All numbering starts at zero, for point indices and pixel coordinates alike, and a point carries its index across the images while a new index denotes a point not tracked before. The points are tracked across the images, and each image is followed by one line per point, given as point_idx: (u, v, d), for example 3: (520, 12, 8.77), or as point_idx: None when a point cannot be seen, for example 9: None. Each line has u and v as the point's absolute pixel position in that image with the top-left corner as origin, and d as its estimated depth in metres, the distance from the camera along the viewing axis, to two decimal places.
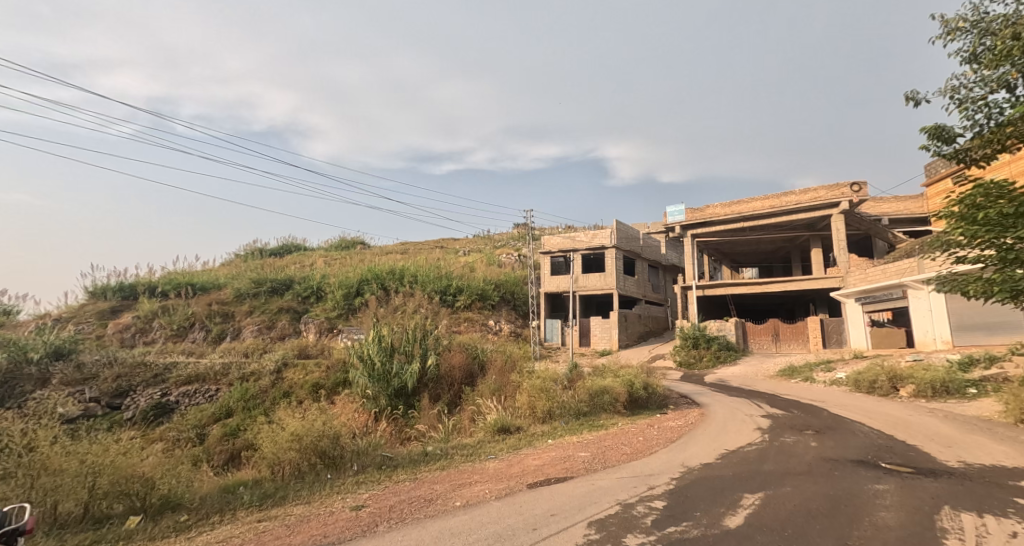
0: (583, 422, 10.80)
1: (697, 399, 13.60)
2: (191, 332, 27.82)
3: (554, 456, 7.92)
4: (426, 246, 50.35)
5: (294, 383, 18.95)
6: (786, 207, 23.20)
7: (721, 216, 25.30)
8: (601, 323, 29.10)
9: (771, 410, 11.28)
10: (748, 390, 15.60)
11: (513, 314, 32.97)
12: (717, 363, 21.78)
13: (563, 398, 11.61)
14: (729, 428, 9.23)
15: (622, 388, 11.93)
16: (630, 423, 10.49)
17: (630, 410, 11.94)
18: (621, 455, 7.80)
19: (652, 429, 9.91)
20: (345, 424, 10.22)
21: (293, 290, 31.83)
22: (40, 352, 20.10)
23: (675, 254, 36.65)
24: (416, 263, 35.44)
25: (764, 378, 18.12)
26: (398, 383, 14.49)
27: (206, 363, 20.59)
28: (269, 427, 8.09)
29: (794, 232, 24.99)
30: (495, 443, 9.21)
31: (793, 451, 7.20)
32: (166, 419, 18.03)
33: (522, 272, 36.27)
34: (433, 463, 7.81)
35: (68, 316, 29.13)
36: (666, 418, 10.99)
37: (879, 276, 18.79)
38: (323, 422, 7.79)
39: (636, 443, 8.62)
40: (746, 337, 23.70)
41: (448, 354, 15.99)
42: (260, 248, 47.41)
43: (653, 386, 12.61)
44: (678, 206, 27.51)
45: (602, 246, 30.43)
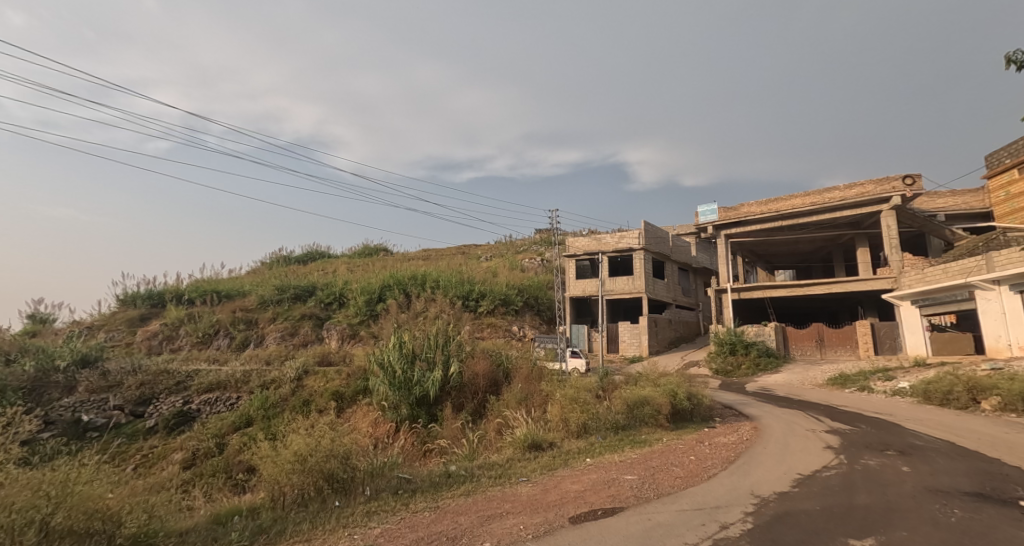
0: (623, 437, 9.73)
1: (744, 411, 12.36)
2: (216, 339, 27.51)
3: (595, 480, 6.88)
4: (449, 252, 49.72)
5: (314, 391, 18.23)
6: (830, 204, 21.72)
7: (757, 214, 23.90)
8: (630, 329, 27.88)
9: (834, 424, 10.04)
10: (798, 400, 14.29)
11: (538, 320, 31.93)
12: (757, 371, 20.42)
13: (600, 411, 10.56)
14: (795, 447, 8.05)
15: (664, 399, 10.79)
16: (676, 439, 9.39)
17: (674, 423, 10.80)
18: (674, 478, 6.74)
19: (702, 446, 8.78)
20: (363, 441, 9.33)
21: (316, 296, 31.39)
22: (66, 359, 19.88)
23: (706, 256, 35.13)
24: (438, 269, 34.69)
25: (813, 387, 16.76)
26: (420, 392, 13.70)
27: (227, 370, 20.05)
28: (276, 443, 7.27)
29: (837, 231, 23.45)
30: (526, 461, 8.22)
31: (886, 478, 6.02)
32: (187, 428, 17.47)
33: (546, 276, 35.20)
34: (456, 486, 6.87)
35: (98, 323, 29.22)
36: (715, 433, 9.82)
37: (940, 276, 17.23)
38: (334, 438, 6.92)
39: (688, 464, 7.51)
40: (787, 343, 22.26)
41: (472, 361, 15.00)
42: (286, 255, 47.40)
43: (698, 397, 11.45)
44: (710, 205, 26.24)
45: (630, 248, 29.26)
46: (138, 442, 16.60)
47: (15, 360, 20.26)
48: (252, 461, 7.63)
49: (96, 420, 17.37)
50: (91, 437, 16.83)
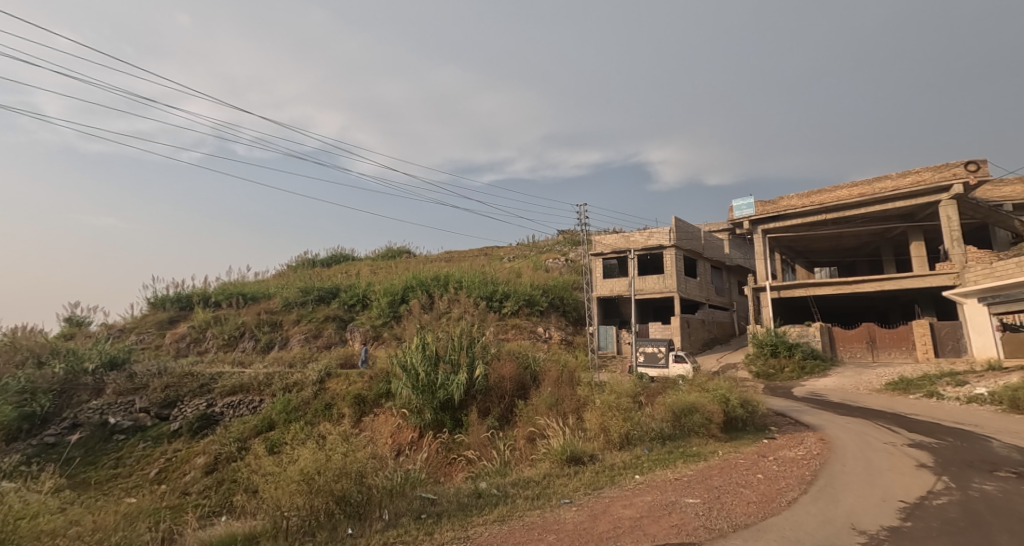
0: (671, 449, 8.69)
1: (801, 419, 11.15)
2: (241, 341, 27.16)
3: (650, 504, 5.88)
4: (471, 252, 48.93)
5: (337, 394, 17.48)
6: (881, 195, 20.23)
7: (798, 207, 22.53)
8: (662, 330, 26.70)
9: (915, 437, 8.82)
10: (857, 407, 12.99)
11: (564, 321, 30.84)
12: (802, 374, 19.07)
13: (643, 420, 9.55)
14: (880, 466, 6.88)
15: (716, 407, 9.66)
16: (733, 452, 8.33)
17: (726, 433, 9.66)
18: (746, 504, 5.68)
19: (768, 461, 7.67)
20: (383, 455, 8.46)
21: (340, 298, 30.84)
22: (95, 361, 19.63)
23: (740, 254, 33.56)
24: (462, 269, 33.92)
25: (869, 392, 15.41)
26: (444, 396, 12.87)
27: (251, 372, 19.54)
28: (287, 455, 6.54)
29: (888, 224, 21.86)
30: (566, 479, 7.23)
31: (1022, 511, 4.85)
32: (211, 431, 16.91)
33: (572, 276, 34.13)
34: (489, 510, 5.95)
35: (129, 326, 29.27)
36: (778, 445, 8.68)
37: (1011, 271, 15.66)
38: (350, 453, 6.15)
39: (760, 485, 6.42)
40: (833, 344, 20.82)
41: (497, 363, 14.01)
42: (311, 259, 47.23)
43: (752, 404, 10.30)
44: (746, 199, 24.93)
45: (660, 246, 28.05)
46: (162, 446, 16.10)
47: (45, 363, 20.11)
48: (264, 475, 6.82)
49: (123, 423, 16.94)
50: (117, 440, 16.41)
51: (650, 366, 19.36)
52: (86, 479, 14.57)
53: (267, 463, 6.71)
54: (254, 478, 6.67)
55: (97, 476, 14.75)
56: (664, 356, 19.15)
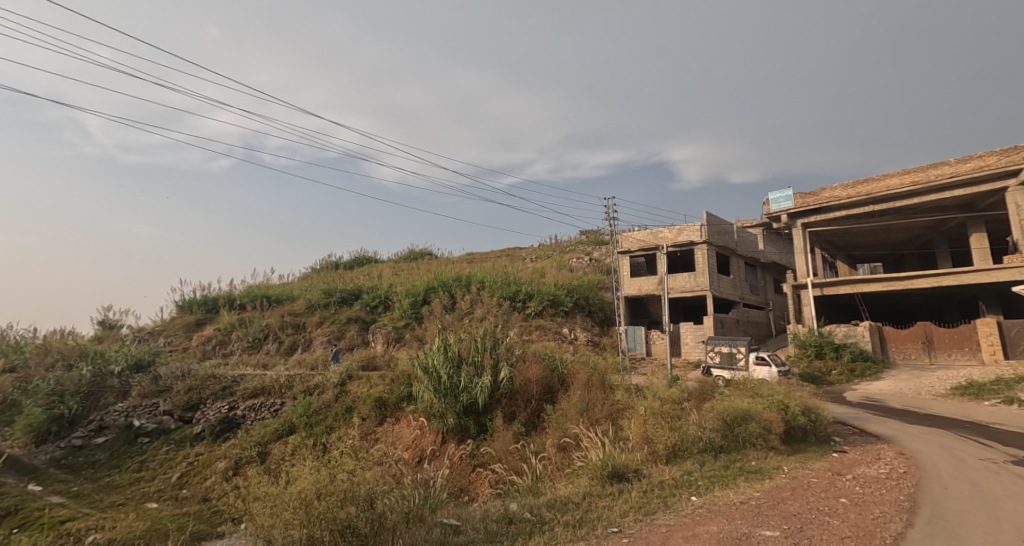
0: (726, 464, 7.63)
1: (868, 430, 9.92)
2: (265, 343, 26.80)
3: (718, 537, 4.84)
4: (493, 253, 48.00)
5: (358, 397, 16.61)
6: (937, 182, 18.67)
7: (843, 199, 21.09)
8: (694, 330, 25.45)
9: (1018, 454, 7.55)
10: (928, 415, 11.65)
11: (590, 322, 29.67)
12: (852, 377, 17.68)
13: (691, 430, 8.51)
14: (993, 491, 5.73)
15: (774, 415, 8.56)
16: (800, 469, 7.25)
17: (787, 445, 8.53)
18: (841, 540, 4.60)
19: (847, 481, 6.56)
20: (404, 473, 7.54)
21: (362, 300, 30.27)
22: (121, 364, 19.26)
23: (775, 250, 31.92)
24: (485, 270, 33.06)
25: (933, 397, 14.02)
26: (468, 399, 11.97)
27: (273, 374, 18.79)
28: (298, 472, 5.73)
29: (945, 215, 20.23)
30: (609, 500, 6.26)
31: None
32: (233, 435, 16.23)
33: (597, 276, 32.96)
34: (522, 540, 5.03)
35: (157, 329, 29.24)
36: (852, 461, 7.54)
37: None
38: (362, 478, 5.33)
39: (850, 514, 5.32)
40: (885, 345, 19.30)
41: (523, 365, 13.02)
42: (334, 261, 46.98)
43: (815, 412, 9.15)
44: (784, 191, 23.51)
45: (691, 242, 26.76)
46: (185, 449, 15.57)
47: (74, 366, 19.84)
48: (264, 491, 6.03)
49: (146, 425, 16.51)
50: (140, 442, 16.01)
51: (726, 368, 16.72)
52: (110, 484, 14.21)
53: (274, 477, 5.99)
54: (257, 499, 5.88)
55: (120, 480, 14.38)
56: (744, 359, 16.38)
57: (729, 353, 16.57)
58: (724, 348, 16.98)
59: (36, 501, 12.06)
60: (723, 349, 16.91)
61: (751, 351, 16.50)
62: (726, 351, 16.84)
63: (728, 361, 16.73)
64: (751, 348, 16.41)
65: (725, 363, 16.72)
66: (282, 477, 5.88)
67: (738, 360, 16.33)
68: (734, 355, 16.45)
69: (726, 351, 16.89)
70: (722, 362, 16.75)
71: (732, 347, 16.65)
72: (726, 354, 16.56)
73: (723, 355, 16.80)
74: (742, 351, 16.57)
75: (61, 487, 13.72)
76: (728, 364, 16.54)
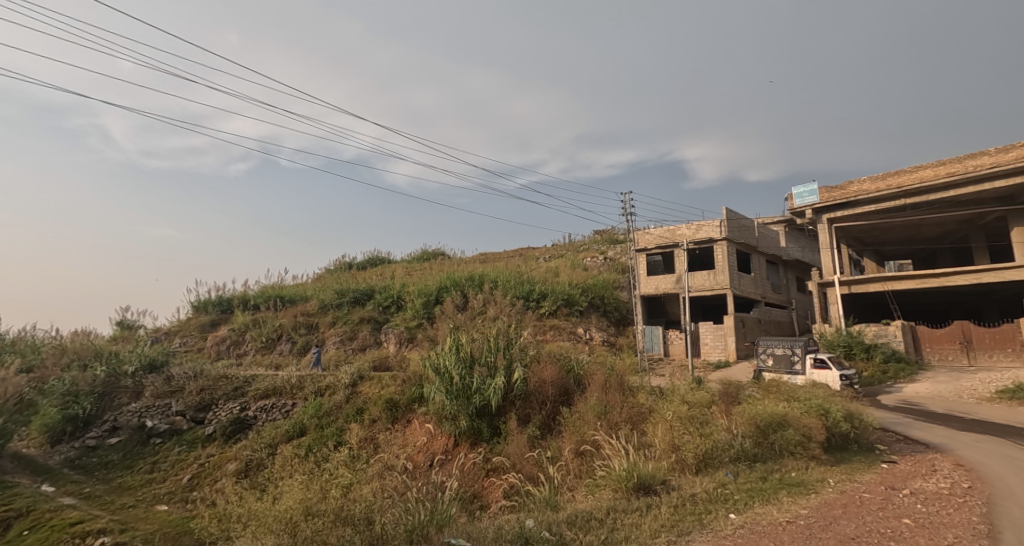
0: (764, 476, 6.92)
1: (915, 438, 9.11)
2: (279, 343, 26.49)
3: None
4: (506, 253, 47.32)
5: (369, 399, 16.06)
6: (975, 173, 17.71)
7: (872, 192, 20.16)
8: (715, 330, 24.62)
9: None
10: (976, 421, 10.79)
11: (606, 322, 28.93)
12: (886, 379, 16.76)
13: (723, 437, 7.82)
14: None
15: (815, 422, 7.82)
16: (848, 482, 6.52)
17: (829, 454, 7.80)
18: None
19: (906, 497, 5.81)
20: (416, 488, 6.91)
21: (374, 300, 29.85)
22: (134, 365, 18.87)
23: (797, 247, 30.86)
24: (498, 269, 32.46)
25: (977, 401, 13.13)
26: (481, 401, 11.37)
27: (285, 375, 18.31)
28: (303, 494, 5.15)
29: (982, 209, 19.18)
30: (636, 517, 5.62)
31: None
32: (244, 436, 15.78)
33: (612, 275, 32.18)
34: None
35: (172, 330, 29.12)
36: (907, 474, 6.78)
37: None
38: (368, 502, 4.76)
39: (921, 540, 4.59)
40: (919, 345, 18.33)
41: (538, 366, 12.37)
42: (347, 262, 46.76)
43: (859, 418, 8.39)
44: (809, 185, 22.60)
45: (710, 239, 25.92)
46: (195, 450, 15.18)
47: (89, 366, 19.59)
48: (268, 509, 5.44)
49: (159, 426, 16.15)
50: (153, 443, 15.65)
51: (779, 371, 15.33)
52: (121, 485, 13.87)
53: (288, 497, 5.49)
54: (260, 517, 5.30)
55: (132, 481, 14.02)
56: (801, 362, 14.86)
57: (784, 356, 15.17)
58: (779, 350, 15.56)
59: (47, 503, 11.70)
60: (777, 350, 15.47)
61: (807, 354, 14.98)
62: (779, 352, 15.48)
63: (779, 364, 15.47)
64: (809, 351, 14.92)
65: (779, 367, 15.32)
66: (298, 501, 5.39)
67: (792, 363, 15.03)
68: (791, 358, 15.03)
69: (781, 353, 15.44)
70: (774, 365, 15.39)
71: (789, 349, 15.16)
72: (781, 357, 15.19)
73: (775, 357, 15.50)
74: (797, 353, 15.15)
75: (69, 489, 13.36)
76: (784, 368, 15.15)
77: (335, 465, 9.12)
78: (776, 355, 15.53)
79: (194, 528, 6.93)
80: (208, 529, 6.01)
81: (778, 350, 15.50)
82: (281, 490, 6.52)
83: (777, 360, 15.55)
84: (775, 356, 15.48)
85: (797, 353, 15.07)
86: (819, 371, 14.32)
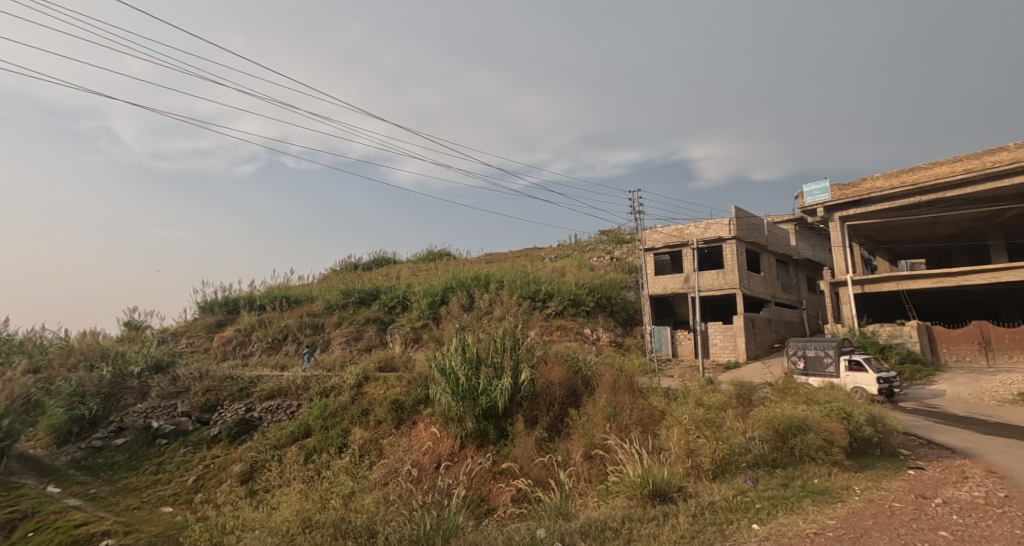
0: (786, 482, 6.61)
1: (939, 442, 8.75)
2: (284, 344, 26.34)
3: None
4: (512, 253, 47.04)
5: (374, 399, 15.83)
6: (993, 169, 17.28)
7: (885, 189, 19.76)
8: (724, 331, 24.22)
9: None
10: (1000, 424, 10.41)
11: (613, 322, 28.60)
12: (902, 381, 16.34)
13: (740, 441, 7.51)
14: None
15: (837, 426, 7.49)
16: (874, 490, 6.20)
17: (851, 459, 7.48)
18: None
19: (940, 508, 5.48)
20: (425, 495, 6.64)
21: (380, 300, 29.67)
22: (140, 365, 18.71)
23: (808, 246, 30.38)
24: (504, 269, 32.20)
25: (998, 403, 12.74)
26: (487, 403, 11.09)
27: (290, 375, 18.11)
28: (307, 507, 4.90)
29: (1000, 206, 18.73)
30: (653, 527, 5.34)
31: None
32: (249, 437, 15.58)
33: (619, 275, 31.82)
34: None
35: (179, 331, 29.06)
36: (937, 481, 6.44)
37: None
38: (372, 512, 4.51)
39: None
40: (935, 345, 17.92)
41: (545, 367, 12.10)
42: (353, 262, 46.66)
43: (882, 421, 8.06)
44: (820, 183, 22.21)
45: (719, 238, 25.54)
46: (201, 452, 15.00)
47: (95, 366, 19.48)
48: (271, 521, 5.18)
49: (164, 427, 15.99)
50: (159, 444, 15.50)
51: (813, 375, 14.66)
52: (126, 486, 13.71)
53: (292, 509, 5.20)
54: (263, 528, 5.06)
55: (137, 482, 13.86)
56: (834, 364, 14.18)
57: (816, 358, 14.56)
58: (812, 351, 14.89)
59: (52, 504, 11.52)
60: (809, 352, 14.88)
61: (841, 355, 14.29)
62: (812, 355, 14.85)
63: (812, 366, 14.86)
64: (843, 353, 14.21)
65: (811, 370, 14.69)
66: (301, 515, 5.10)
67: (825, 365, 14.35)
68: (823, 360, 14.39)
69: (814, 355, 14.81)
70: (808, 368, 14.78)
71: (820, 351, 14.51)
72: (812, 360, 14.59)
73: (807, 360, 14.88)
74: (830, 354, 14.47)
75: (73, 491, 13.21)
76: (817, 371, 14.52)
77: (341, 470, 8.86)
78: (809, 358, 14.89)
79: (195, 535, 6.70)
80: (206, 537, 5.73)
81: (810, 352, 14.85)
82: (283, 501, 6.26)
83: (811, 363, 14.88)
84: (807, 359, 14.88)
85: (831, 355, 14.39)
86: (854, 374, 13.67)
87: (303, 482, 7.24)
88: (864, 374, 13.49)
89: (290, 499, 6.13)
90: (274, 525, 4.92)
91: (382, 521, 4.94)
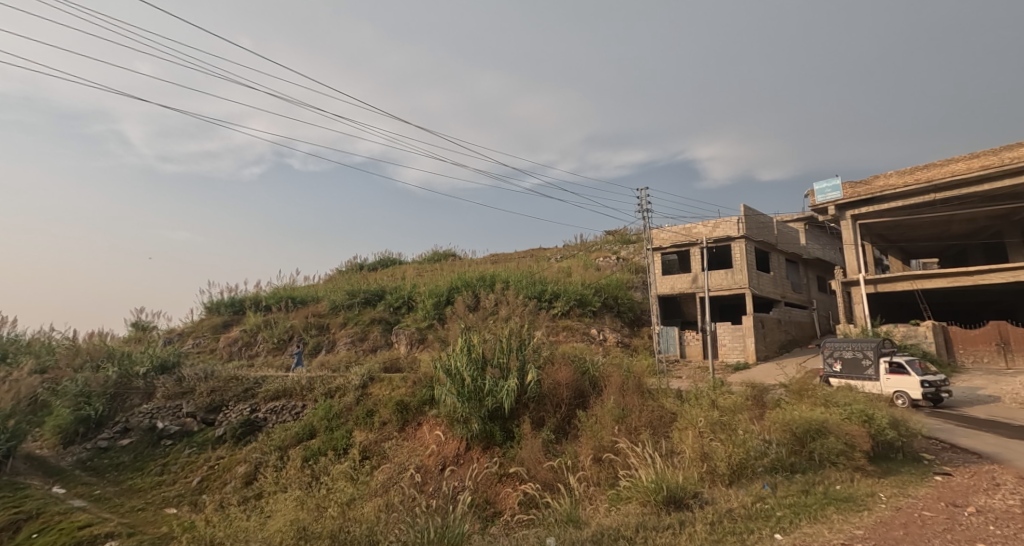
0: (807, 489, 6.30)
1: (963, 446, 8.40)
2: (290, 344, 26.21)
3: None
4: (517, 253, 46.78)
5: (379, 400, 15.61)
6: (1010, 165, 16.87)
7: (898, 187, 19.38)
8: (733, 331, 23.85)
9: None
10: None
11: (620, 323, 28.28)
12: None
13: (757, 445, 7.21)
14: None
15: (859, 429, 7.17)
16: (901, 497, 5.88)
17: (874, 464, 7.17)
18: None
19: (975, 517, 5.16)
20: (433, 501, 6.38)
21: (385, 300, 29.50)
22: (146, 365, 18.58)
23: (817, 245, 29.90)
24: (510, 269, 31.94)
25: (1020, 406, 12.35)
26: (493, 404, 10.84)
27: (296, 376, 17.93)
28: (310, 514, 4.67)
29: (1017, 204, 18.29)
30: (670, 536, 5.06)
31: None
32: (254, 438, 15.40)
33: (626, 275, 31.48)
34: None
35: (185, 331, 29.00)
36: (967, 488, 6.11)
37: None
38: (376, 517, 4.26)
39: None
40: (951, 346, 17.51)
41: (552, 368, 11.83)
42: (359, 263, 46.58)
43: (904, 425, 7.72)
44: (831, 181, 21.83)
45: (728, 237, 25.18)
46: (205, 453, 14.81)
47: (101, 366, 19.37)
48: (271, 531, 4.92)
49: (169, 428, 15.84)
50: (164, 445, 15.35)
51: (851, 377, 14.04)
52: (130, 487, 13.56)
53: (296, 518, 4.95)
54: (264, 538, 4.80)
55: (141, 483, 13.71)
56: (875, 367, 13.63)
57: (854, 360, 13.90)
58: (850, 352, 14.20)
59: (56, 505, 11.35)
60: (846, 353, 14.20)
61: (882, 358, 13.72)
62: (849, 356, 14.17)
63: (849, 368, 14.19)
64: (883, 355, 13.67)
65: (849, 372, 14.03)
66: (302, 523, 4.85)
67: (865, 368, 13.78)
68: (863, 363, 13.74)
69: (851, 356, 14.13)
70: (845, 371, 14.10)
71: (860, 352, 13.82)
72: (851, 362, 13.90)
73: (843, 362, 14.20)
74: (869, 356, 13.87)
75: (77, 492, 13.05)
76: (855, 374, 13.90)
77: (347, 473, 8.62)
78: (845, 359, 14.21)
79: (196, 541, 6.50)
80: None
81: (847, 353, 14.17)
82: (285, 506, 6.02)
83: (848, 364, 14.20)
84: (845, 360, 14.17)
85: (870, 357, 13.79)
86: (898, 378, 13.24)
87: (308, 488, 7.01)
88: (908, 378, 13.07)
89: (292, 505, 5.89)
90: (274, 533, 4.67)
91: (386, 529, 4.67)
